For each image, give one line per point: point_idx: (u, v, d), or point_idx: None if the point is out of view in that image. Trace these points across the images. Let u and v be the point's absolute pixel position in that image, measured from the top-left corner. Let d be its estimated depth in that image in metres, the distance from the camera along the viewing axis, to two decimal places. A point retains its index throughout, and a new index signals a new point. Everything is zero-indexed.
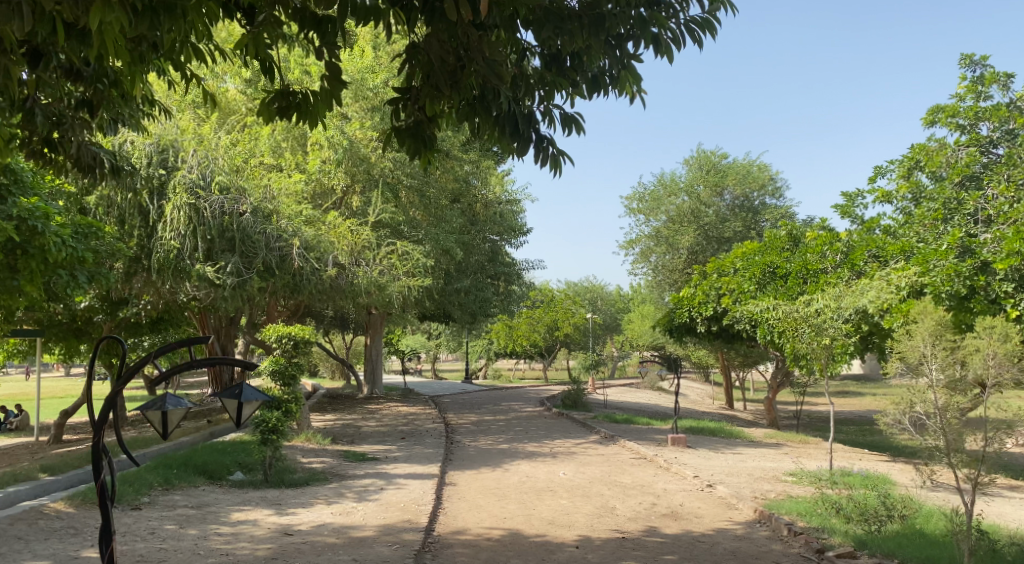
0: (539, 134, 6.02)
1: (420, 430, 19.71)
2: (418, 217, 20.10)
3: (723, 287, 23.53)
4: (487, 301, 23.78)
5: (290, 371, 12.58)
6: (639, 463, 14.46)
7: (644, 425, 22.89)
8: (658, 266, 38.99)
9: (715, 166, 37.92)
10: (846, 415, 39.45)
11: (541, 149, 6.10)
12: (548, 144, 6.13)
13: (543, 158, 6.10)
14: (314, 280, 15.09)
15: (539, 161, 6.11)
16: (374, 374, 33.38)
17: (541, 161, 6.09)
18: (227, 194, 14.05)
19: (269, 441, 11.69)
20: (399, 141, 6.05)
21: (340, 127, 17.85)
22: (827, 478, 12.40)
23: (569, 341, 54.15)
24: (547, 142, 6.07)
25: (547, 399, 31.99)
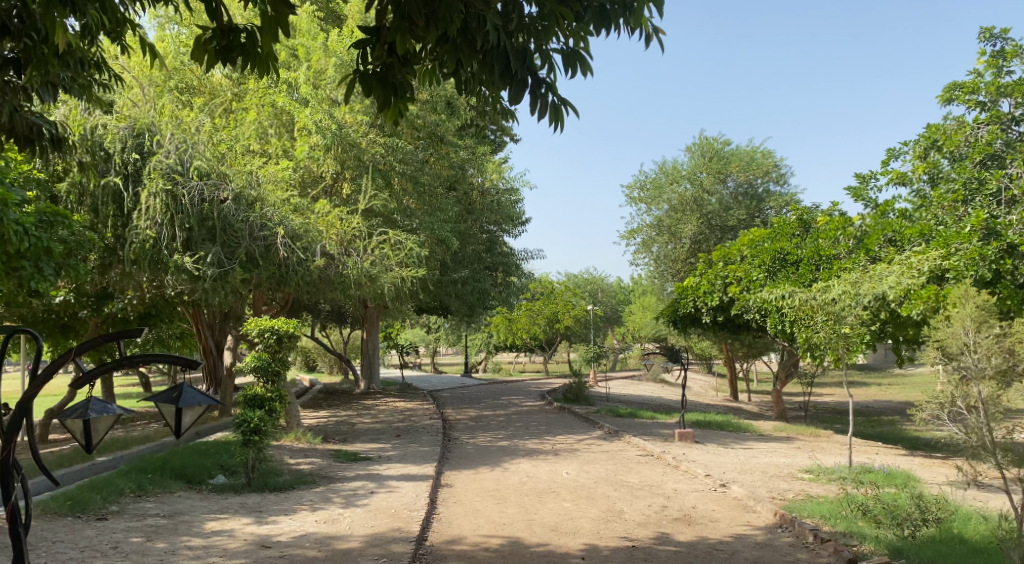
0: (536, 78, 5.45)
1: (416, 427, 18.97)
2: (412, 205, 19.31)
3: (730, 275, 22.75)
4: (485, 292, 23.02)
5: (274, 367, 11.81)
6: (646, 461, 13.71)
7: (648, 419, 22.14)
8: (661, 256, 38.31)
9: (717, 153, 37.21)
10: (853, 406, 38.76)
11: (538, 100, 5.43)
12: (548, 93, 5.49)
13: (542, 108, 5.44)
14: (302, 272, 14.36)
15: (538, 112, 5.45)
16: (371, 369, 32.64)
17: (538, 109, 5.43)
18: (207, 180, 13.32)
19: (251, 441, 10.93)
20: (365, 85, 5.76)
21: (329, 111, 17.10)
22: (847, 475, 11.67)
23: (570, 333, 53.46)
24: (545, 90, 5.37)
25: (548, 393, 31.25)
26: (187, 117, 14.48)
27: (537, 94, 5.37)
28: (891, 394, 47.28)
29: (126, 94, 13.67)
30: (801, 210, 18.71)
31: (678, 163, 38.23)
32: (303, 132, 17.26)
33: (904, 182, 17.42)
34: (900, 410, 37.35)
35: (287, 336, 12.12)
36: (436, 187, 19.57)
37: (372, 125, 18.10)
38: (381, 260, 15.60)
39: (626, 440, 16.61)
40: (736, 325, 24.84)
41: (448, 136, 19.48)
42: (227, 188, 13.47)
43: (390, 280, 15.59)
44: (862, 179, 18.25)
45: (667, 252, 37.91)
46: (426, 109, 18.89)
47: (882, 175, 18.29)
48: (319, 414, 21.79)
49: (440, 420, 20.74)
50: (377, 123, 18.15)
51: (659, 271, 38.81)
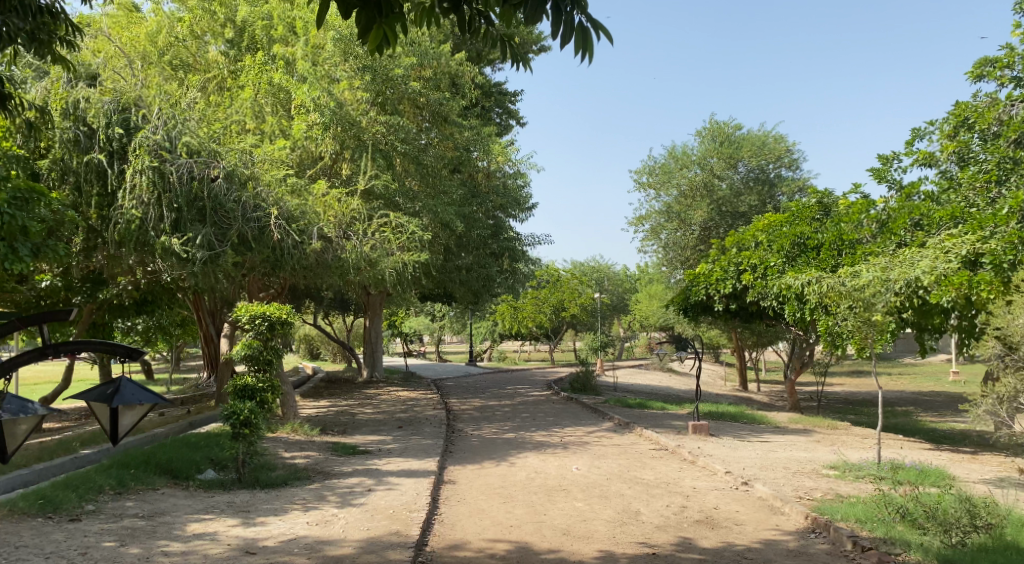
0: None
1: (419, 418, 18.29)
2: (414, 187, 18.56)
3: (745, 261, 21.98)
4: (491, 278, 22.32)
5: (266, 355, 11.06)
6: (660, 456, 13.01)
7: (658, 410, 21.44)
8: (670, 243, 37.63)
9: (728, 138, 36.45)
10: (865, 397, 38.03)
11: (562, 18, 5.10)
12: (570, 10, 5.18)
13: (565, 29, 5.15)
14: (299, 256, 13.65)
15: (560, 33, 5.16)
16: (374, 356, 31.96)
17: (560, 31, 5.14)
18: (196, 158, 12.58)
19: (240, 434, 10.23)
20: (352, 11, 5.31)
21: (327, 88, 16.38)
22: (877, 472, 10.95)
23: (576, 322, 52.82)
24: (569, 8, 5.05)
25: (554, 383, 30.55)
26: (177, 92, 13.77)
27: (561, 13, 5.07)
28: (902, 384, 46.49)
29: (111, 68, 12.96)
30: (820, 193, 17.93)
31: (688, 148, 37.47)
32: (301, 110, 16.54)
33: (929, 164, 16.65)
34: (913, 401, 36.58)
35: (281, 323, 11.37)
36: (440, 169, 18.83)
37: (373, 103, 17.36)
38: (382, 243, 14.88)
39: (638, 433, 15.90)
40: (749, 313, 24.09)
41: (452, 115, 18.74)
42: (218, 165, 12.74)
43: (391, 265, 14.88)
44: (885, 159, 17.48)
45: (676, 239, 37.23)
46: (429, 87, 18.16)
47: (905, 156, 17.52)
48: (319, 404, 21.12)
49: (444, 410, 20.06)
50: (378, 101, 17.43)
51: (668, 259, 38.10)
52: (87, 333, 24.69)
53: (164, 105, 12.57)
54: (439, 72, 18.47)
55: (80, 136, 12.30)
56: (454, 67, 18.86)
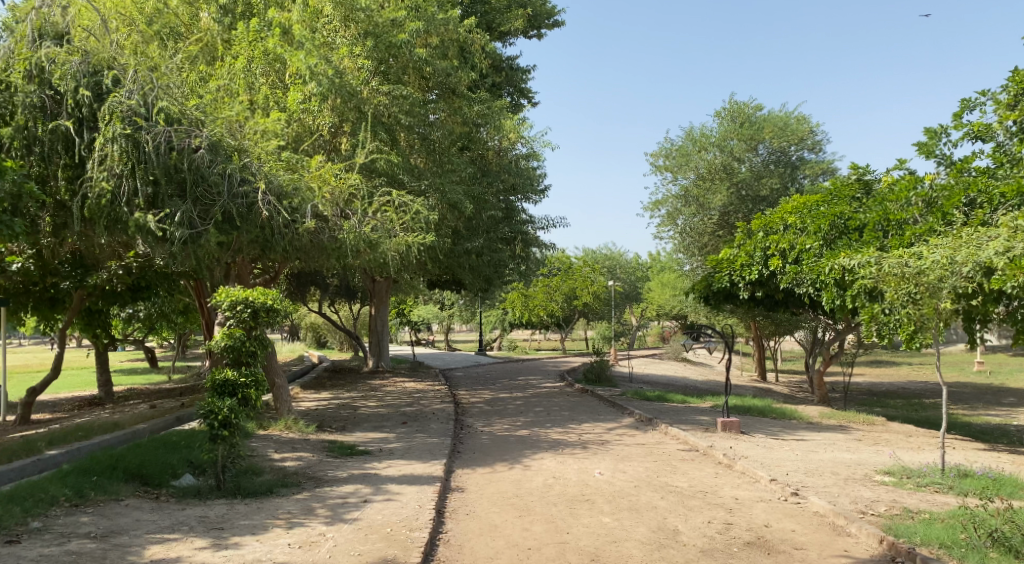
0: None
1: (425, 412, 17.01)
2: (420, 164, 17.25)
3: (773, 247, 20.59)
4: (502, 263, 21.02)
5: (249, 347, 9.78)
6: (692, 458, 11.69)
7: (681, 404, 20.14)
8: (688, 227, 36.27)
9: (749, 119, 34.98)
10: (890, 388, 36.60)
11: None
12: None
13: None
14: (290, 237, 12.38)
15: None
16: (380, 346, 30.65)
17: None
18: (176, 126, 11.32)
19: (219, 437, 8.95)
20: None
21: (325, 55, 15.03)
22: (943, 481, 9.65)
23: (589, 310, 51.51)
24: None
25: (567, 373, 29.24)
26: (158, 56, 12.51)
27: None
28: (924, 375, 45.03)
29: (83, 26, 11.68)
30: (860, 169, 16.49)
31: (707, 129, 36.02)
32: (297, 80, 15.21)
33: (982, 137, 15.26)
34: (940, 392, 35.15)
35: (266, 311, 10.01)
36: (448, 145, 17.50)
37: (376, 72, 16.06)
38: (383, 223, 13.59)
39: (663, 431, 14.59)
40: (776, 299, 22.77)
41: (461, 87, 17.43)
42: (200, 133, 11.45)
43: (394, 248, 13.63)
44: (931, 133, 16.11)
45: (695, 224, 35.88)
46: (436, 56, 16.86)
47: (955, 129, 16.12)
48: (320, 397, 19.87)
49: (452, 403, 18.80)
50: (381, 71, 16.11)
51: (685, 245, 36.75)
52: (81, 320, 23.53)
53: (142, 67, 11.31)
54: (447, 40, 17.13)
55: (47, 102, 11.05)
56: (463, 35, 17.52)
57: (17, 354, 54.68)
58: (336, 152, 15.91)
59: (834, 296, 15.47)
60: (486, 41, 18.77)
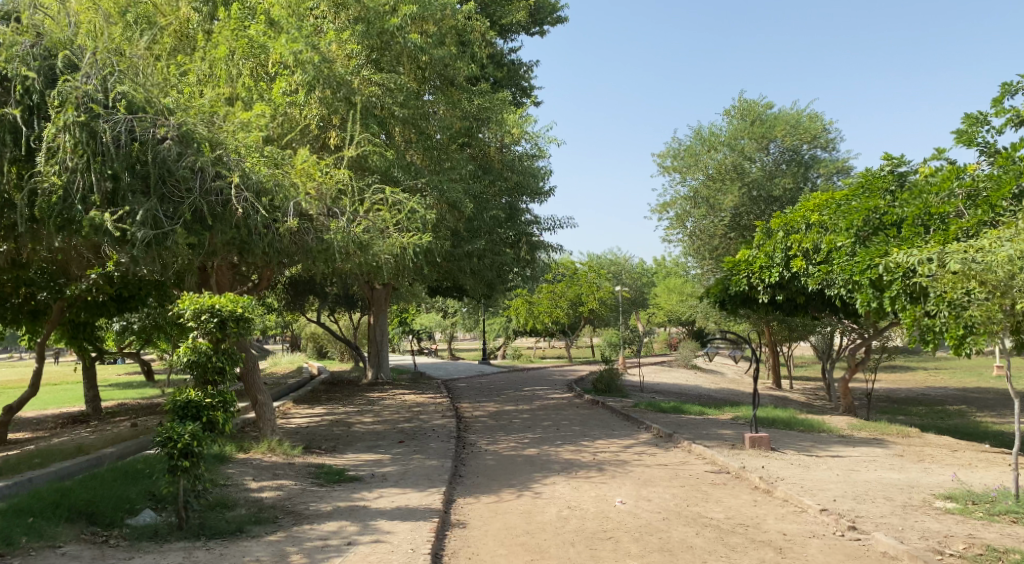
0: None
1: (425, 429, 15.72)
2: (416, 161, 15.97)
3: (794, 247, 19.34)
4: (505, 268, 19.74)
5: (217, 364, 8.44)
6: (724, 483, 10.40)
7: (698, 416, 18.83)
8: (698, 230, 35.06)
9: (760, 117, 33.77)
10: (910, 395, 35.21)
11: None
12: None
13: None
14: (270, 238, 11.13)
15: None
16: (379, 357, 29.31)
17: None
18: (139, 114, 10.06)
19: (179, 468, 7.63)
20: None
21: (312, 42, 13.80)
22: (1020, 510, 8.36)
23: (594, 318, 50.21)
24: None
25: (576, 383, 27.93)
26: (122, 39, 11.24)
27: None
28: (942, 380, 43.59)
29: (35, 3, 10.40)
30: (894, 160, 15.19)
31: (716, 128, 34.83)
32: (280, 70, 14.00)
33: None
34: (963, 399, 33.80)
35: (236, 320, 8.67)
36: (447, 140, 16.29)
37: (367, 61, 14.86)
38: (376, 222, 12.35)
39: (685, 449, 13.31)
40: (797, 301, 21.52)
41: (459, 77, 16.24)
42: (166, 122, 10.20)
43: (388, 250, 12.38)
44: (971, 119, 14.83)
45: (704, 226, 34.71)
46: (432, 44, 15.62)
47: (996, 115, 14.84)
48: (313, 413, 18.63)
49: (454, 418, 17.50)
50: (373, 59, 14.92)
51: (696, 249, 35.58)
52: (66, 333, 22.21)
53: (102, 50, 10.07)
54: (445, 27, 15.94)
55: None
56: (462, 22, 16.31)
57: (11, 368, 53.55)
58: (326, 149, 14.71)
59: (869, 298, 14.20)
60: (487, 30, 17.58)
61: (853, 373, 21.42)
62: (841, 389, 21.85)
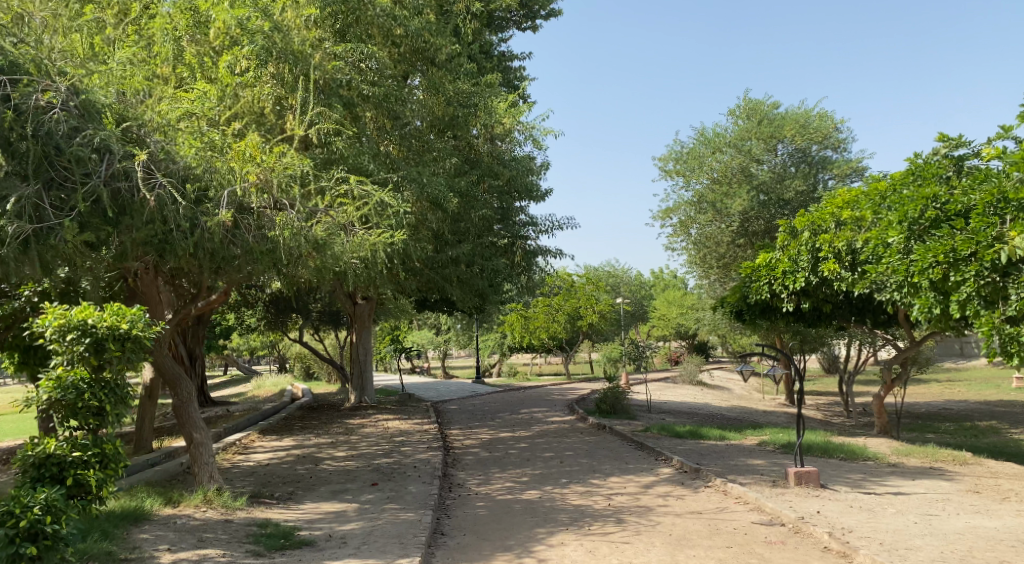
0: None
1: (405, 466, 13.36)
2: (392, 152, 13.71)
3: (824, 248, 17.17)
4: (501, 277, 17.46)
5: (89, 405, 6.48)
6: (782, 541, 8.09)
7: (720, 443, 16.51)
8: (702, 237, 32.82)
9: (766, 116, 31.61)
10: (935, 410, 32.87)
11: None
12: None
13: None
14: (197, 236, 8.79)
15: None
16: (363, 379, 26.85)
17: None
18: (19, 77, 7.88)
19: (23, 556, 5.54)
20: None
21: (263, 6, 11.61)
22: None
23: (593, 332, 47.88)
24: None
25: (577, 403, 25.62)
26: None
27: None
28: (960, 392, 41.34)
29: None
30: (952, 141, 12.91)
31: (720, 129, 32.63)
32: (225, 43, 11.75)
33: None
34: (990, 413, 31.51)
35: (119, 340, 6.62)
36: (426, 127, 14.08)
37: (331, 31, 12.64)
38: (338, 217, 10.06)
39: (718, 489, 10.99)
40: (824, 309, 19.27)
41: (440, 53, 14.02)
42: (54, 85, 8.00)
43: (353, 250, 10.12)
44: None
45: (710, 233, 32.44)
46: (409, 14, 13.41)
47: None
48: (280, 447, 16.24)
49: (440, 450, 15.15)
50: (337, 30, 12.71)
51: (701, 257, 33.34)
52: None
53: None
54: None
55: None
56: None
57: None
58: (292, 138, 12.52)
59: (930, 303, 12.00)
60: (474, 3, 15.40)
61: (887, 391, 18.78)
62: (874, 408, 19.06)
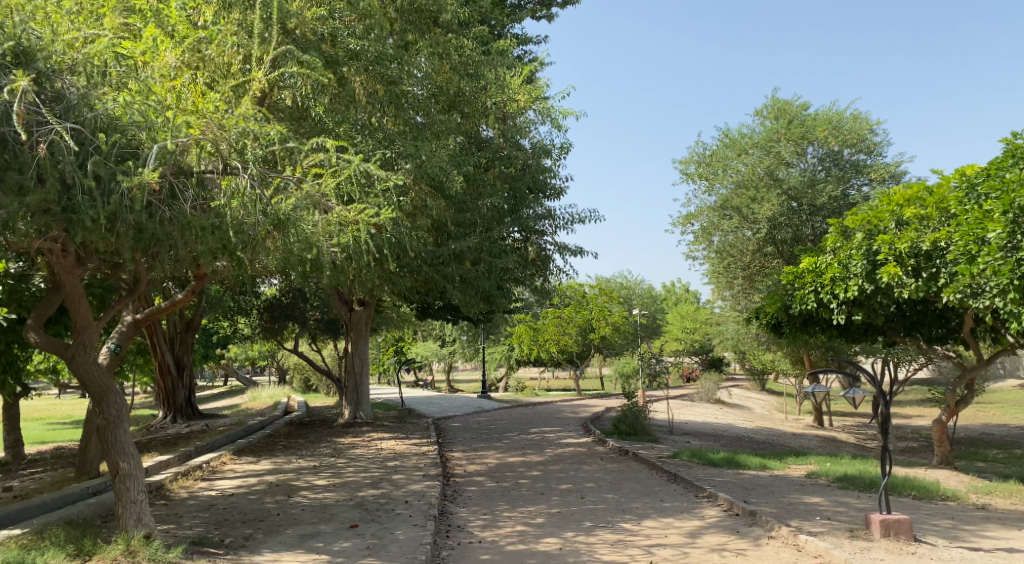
0: None
1: (395, 500, 11.09)
2: (386, 125, 11.48)
3: (882, 250, 14.92)
4: (512, 280, 15.22)
5: None
6: None
7: (764, 476, 14.18)
8: (725, 246, 30.21)
9: (796, 117, 29.01)
10: (976, 435, 30.36)
11: None
12: None
13: None
14: (111, 203, 6.63)
15: None
16: (359, 393, 24.57)
17: None
18: None
19: None
20: None
21: None
22: None
23: (605, 346, 45.45)
24: None
25: (592, 423, 23.30)
26: None
27: None
28: (997, 415, 38.72)
29: None
30: None
31: (746, 131, 30.09)
32: None
33: None
34: None
35: None
36: (428, 97, 11.86)
37: None
38: (309, 188, 7.87)
39: (786, 542, 8.68)
40: (876, 322, 16.95)
41: (445, 12, 11.76)
42: None
43: (324, 232, 8.16)
44: None
45: (733, 241, 29.79)
46: None
47: None
48: (252, 471, 13.99)
49: (438, 479, 12.86)
50: None
51: (723, 269, 30.57)
52: None
53: None
54: None
55: None
56: None
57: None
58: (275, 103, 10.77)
59: None
60: None
61: (951, 415, 16.41)
62: (935, 436, 16.68)
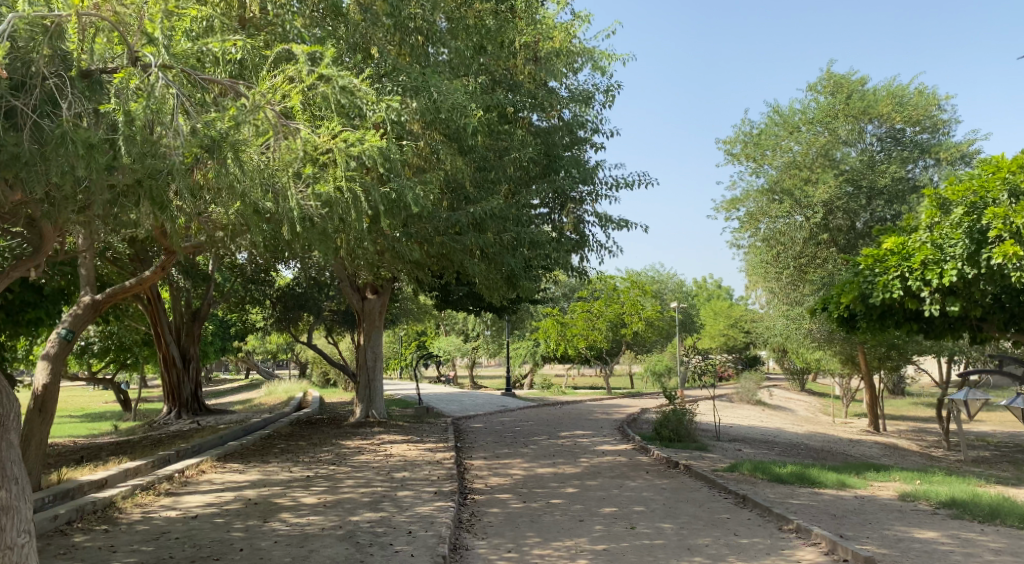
0: None
1: (397, 529, 8.67)
2: (390, 52, 9.16)
3: (993, 225, 12.31)
4: (546, 258, 12.76)
5: None
6: None
7: (850, 499, 11.62)
8: (773, 234, 26.52)
9: (854, 92, 25.50)
10: None
11: None
12: None
13: None
14: None
15: None
16: (371, 391, 22.08)
17: None
18: None
19: None
20: None
21: None
22: None
23: (638, 344, 42.70)
24: None
25: (629, 427, 20.80)
26: None
27: None
28: None
29: None
30: None
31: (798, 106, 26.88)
32: None
33: None
34: None
35: None
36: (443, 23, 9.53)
37: None
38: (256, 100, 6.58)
39: None
40: (974, 314, 14.27)
41: None
42: None
43: (283, 162, 6.86)
44: None
45: (783, 227, 26.21)
46: None
47: None
48: (233, 483, 11.68)
49: (452, 499, 10.44)
50: None
51: (771, 260, 26.83)
52: None
53: None
54: None
55: None
56: None
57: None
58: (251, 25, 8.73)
59: None
60: None
61: None
62: None
